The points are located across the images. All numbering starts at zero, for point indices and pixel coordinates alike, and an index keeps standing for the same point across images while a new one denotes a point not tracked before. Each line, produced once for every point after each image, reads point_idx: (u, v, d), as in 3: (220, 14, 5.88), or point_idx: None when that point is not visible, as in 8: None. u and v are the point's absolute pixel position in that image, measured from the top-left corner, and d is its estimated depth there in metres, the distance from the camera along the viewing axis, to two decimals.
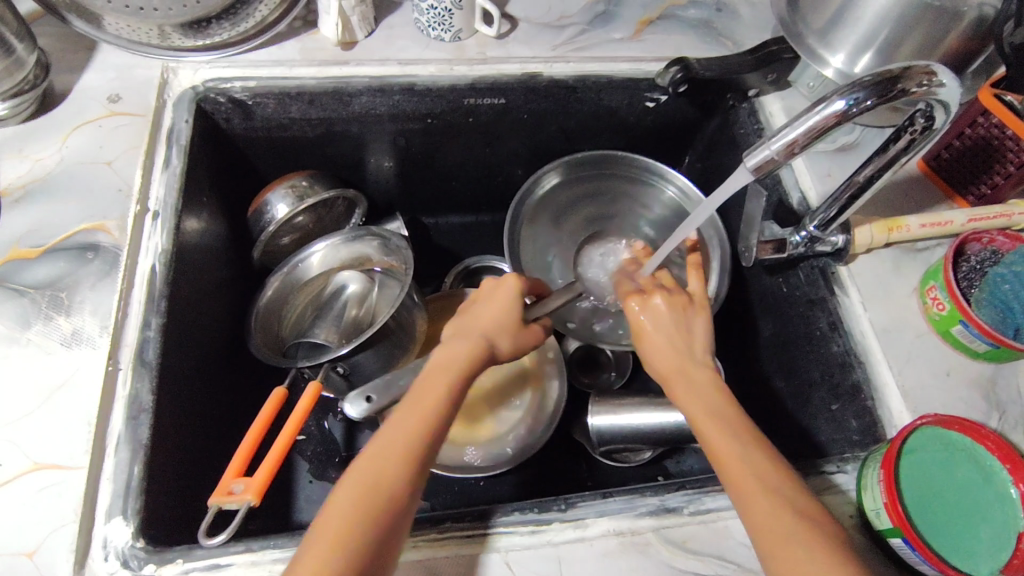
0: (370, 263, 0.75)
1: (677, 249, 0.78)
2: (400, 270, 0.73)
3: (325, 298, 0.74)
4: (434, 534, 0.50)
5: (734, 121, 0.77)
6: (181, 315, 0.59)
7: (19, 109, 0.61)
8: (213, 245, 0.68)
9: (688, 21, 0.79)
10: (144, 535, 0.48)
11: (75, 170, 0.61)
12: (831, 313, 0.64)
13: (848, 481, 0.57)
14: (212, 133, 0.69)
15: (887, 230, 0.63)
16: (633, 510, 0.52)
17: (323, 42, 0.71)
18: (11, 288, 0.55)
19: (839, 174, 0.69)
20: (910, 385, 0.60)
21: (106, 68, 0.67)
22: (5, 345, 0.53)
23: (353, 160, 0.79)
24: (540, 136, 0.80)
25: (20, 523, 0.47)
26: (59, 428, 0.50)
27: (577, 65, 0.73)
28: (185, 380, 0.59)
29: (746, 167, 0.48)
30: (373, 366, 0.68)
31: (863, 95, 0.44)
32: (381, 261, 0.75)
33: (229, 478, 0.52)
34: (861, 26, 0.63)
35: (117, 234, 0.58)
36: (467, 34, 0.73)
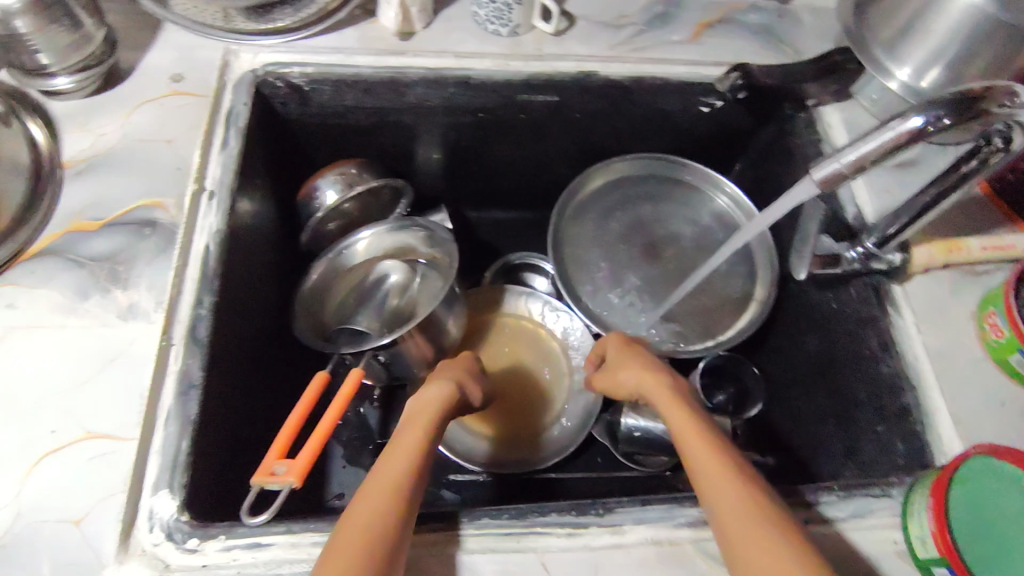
0: (413, 254, 0.76)
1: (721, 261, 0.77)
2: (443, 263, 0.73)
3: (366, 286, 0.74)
4: (473, 530, 0.50)
5: (790, 131, 0.76)
6: (233, 295, 0.60)
7: (84, 84, 0.63)
8: (264, 227, 0.69)
9: (749, 27, 0.78)
10: (188, 511, 0.49)
11: (137, 147, 0.62)
12: (882, 333, 0.63)
13: (891, 506, 0.56)
14: (269, 116, 0.70)
15: (947, 252, 0.60)
16: (672, 520, 0.52)
17: (382, 31, 0.71)
18: (70, 259, 0.56)
19: (898, 191, 0.67)
20: (962, 412, 0.58)
21: (169, 47, 0.68)
22: (63, 315, 0.54)
23: (403, 151, 0.80)
24: (590, 135, 0.80)
25: (71, 489, 0.48)
26: (112, 399, 0.51)
27: (634, 66, 0.73)
28: (234, 361, 0.59)
29: (812, 179, 0.47)
30: (413, 355, 0.68)
31: (943, 113, 0.42)
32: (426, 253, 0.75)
33: (271, 459, 0.52)
34: (931, 41, 0.61)
35: (174, 212, 0.59)
36: (525, 29, 0.73)
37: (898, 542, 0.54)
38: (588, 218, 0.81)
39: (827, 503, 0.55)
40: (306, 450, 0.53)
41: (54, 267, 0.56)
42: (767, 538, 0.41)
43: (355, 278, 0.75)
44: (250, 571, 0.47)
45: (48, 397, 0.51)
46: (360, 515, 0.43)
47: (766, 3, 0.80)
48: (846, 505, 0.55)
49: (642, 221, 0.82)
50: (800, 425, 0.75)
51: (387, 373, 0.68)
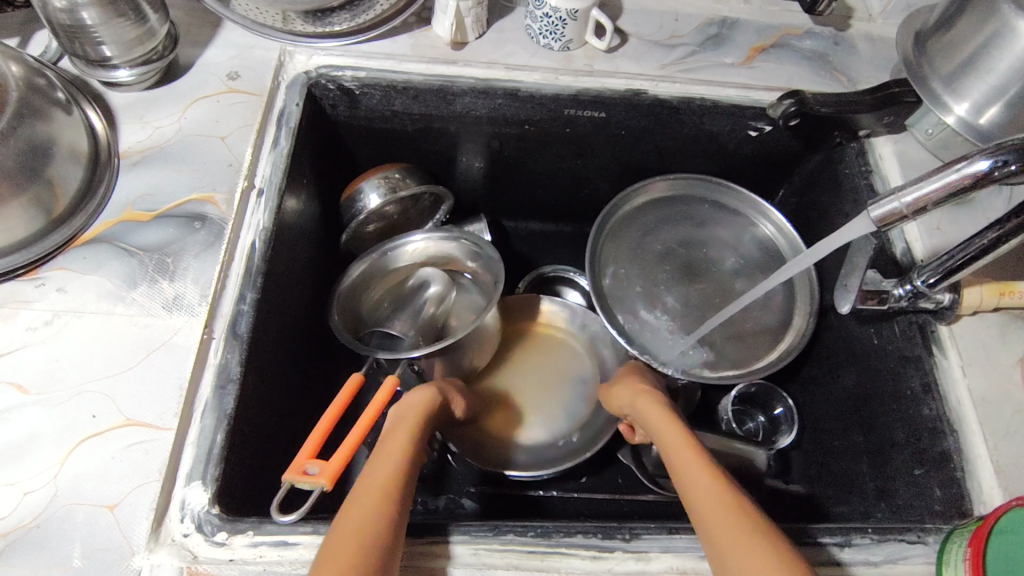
0: (457, 265, 0.76)
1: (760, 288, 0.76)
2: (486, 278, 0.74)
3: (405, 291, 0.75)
4: (497, 545, 0.50)
5: (839, 160, 0.75)
6: (274, 292, 0.61)
7: (144, 77, 0.64)
8: (307, 226, 0.70)
9: (803, 52, 0.77)
10: (219, 504, 0.50)
11: (191, 141, 0.63)
12: (925, 374, 0.61)
13: (926, 553, 0.54)
14: (318, 117, 0.71)
15: (999, 293, 0.59)
16: (699, 551, 0.51)
17: (435, 39, 0.72)
18: (121, 247, 0.58)
19: (949, 229, 0.66)
20: (1005, 461, 0.56)
21: (228, 45, 0.69)
22: (110, 303, 0.55)
23: (446, 158, 0.80)
24: (634, 153, 0.79)
25: (107, 474, 0.49)
26: (153, 387, 0.52)
27: (684, 86, 0.72)
28: (271, 357, 0.60)
29: (870, 217, 0.46)
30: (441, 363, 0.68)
31: (1011, 159, 0.40)
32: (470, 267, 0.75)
33: (303, 458, 0.52)
34: (993, 77, 0.60)
35: (224, 207, 0.60)
36: (577, 44, 0.72)
37: None
38: (626, 236, 0.80)
39: (860, 544, 0.54)
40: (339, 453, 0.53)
41: (104, 255, 0.57)
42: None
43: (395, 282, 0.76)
44: (275, 569, 0.48)
45: (90, 382, 0.52)
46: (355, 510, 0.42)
47: (821, 30, 0.79)
48: (880, 549, 0.54)
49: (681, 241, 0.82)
50: (831, 460, 0.73)
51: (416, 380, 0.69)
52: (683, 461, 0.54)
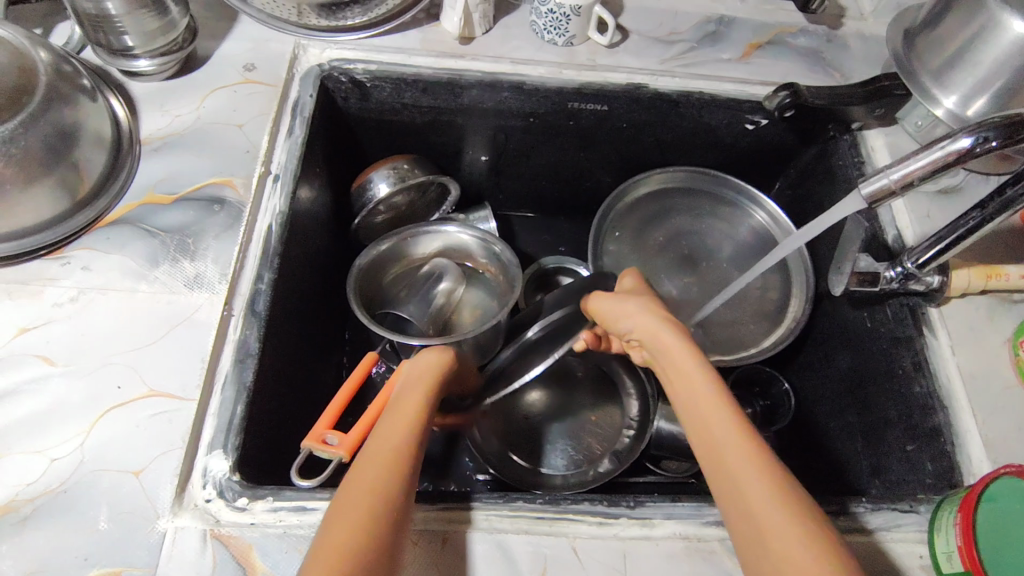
0: (477, 260, 0.80)
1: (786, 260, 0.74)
2: (503, 282, 0.77)
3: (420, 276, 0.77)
4: (507, 511, 0.52)
5: (833, 152, 0.77)
6: (289, 274, 0.63)
7: (164, 67, 0.67)
8: (320, 213, 0.72)
9: (797, 49, 0.80)
10: (239, 471, 0.52)
11: (209, 129, 0.66)
12: (916, 353, 0.64)
13: (918, 522, 0.56)
14: (330, 109, 0.73)
15: (985, 276, 0.62)
16: (701, 517, 0.53)
17: (443, 35, 0.74)
18: (143, 228, 0.60)
19: (939, 216, 0.68)
20: (993, 435, 0.59)
21: (244, 39, 0.72)
22: (133, 280, 0.57)
23: (452, 151, 0.83)
24: (634, 146, 0.82)
25: (132, 443, 0.51)
26: (176, 360, 0.54)
27: (683, 81, 0.75)
28: (287, 336, 0.62)
29: (860, 194, 0.49)
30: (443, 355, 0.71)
31: (991, 135, 0.44)
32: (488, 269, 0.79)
33: (322, 428, 0.54)
34: (979, 70, 0.63)
35: (242, 192, 0.63)
36: (580, 40, 0.75)
37: (924, 557, 0.55)
38: (626, 227, 0.83)
39: (853, 514, 0.56)
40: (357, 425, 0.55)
41: (127, 235, 0.59)
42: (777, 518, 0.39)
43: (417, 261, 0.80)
44: (295, 532, 0.50)
45: (114, 355, 0.54)
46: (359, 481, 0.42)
47: (815, 28, 0.82)
48: (874, 517, 0.56)
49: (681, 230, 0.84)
50: (825, 442, 0.75)
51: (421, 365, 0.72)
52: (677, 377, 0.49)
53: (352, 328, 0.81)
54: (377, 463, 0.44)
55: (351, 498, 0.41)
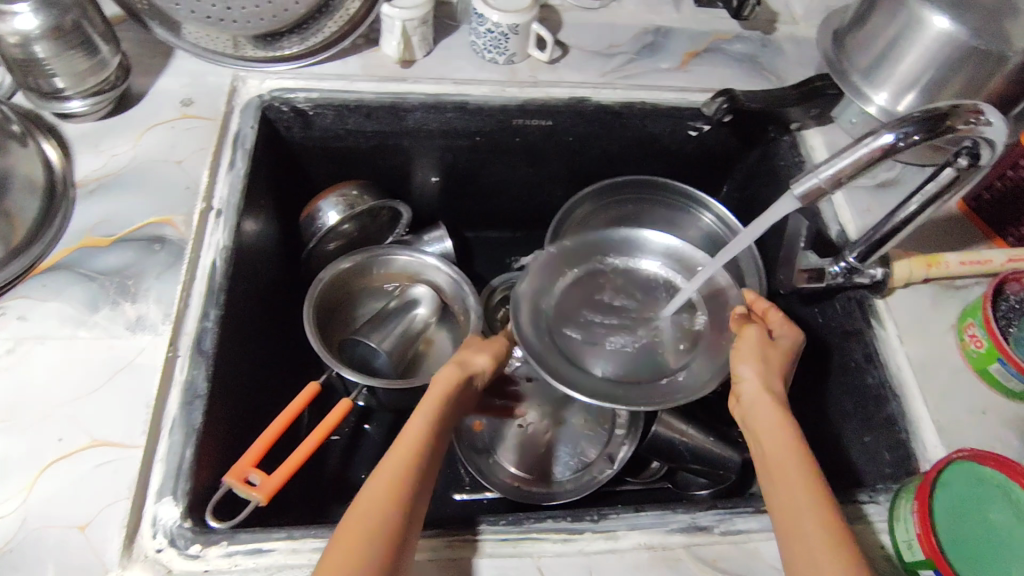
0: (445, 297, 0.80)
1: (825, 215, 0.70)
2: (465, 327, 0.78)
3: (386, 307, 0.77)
4: (469, 535, 0.51)
5: (775, 153, 0.79)
6: (237, 309, 0.62)
7: (97, 108, 0.65)
8: (267, 245, 0.71)
9: (733, 55, 0.81)
10: (191, 517, 0.50)
11: (147, 168, 0.64)
12: (867, 345, 0.66)
13: (879, 512, 0.57)
14: (273, 139, 0.72)
15: (926, 265, 0.64)
16: (664, 526, 0.53)
17: (384, 59, 0.74)
18: (81, 273, 0.58)
19: (879, 210, 0.70)
20: (945, 420, 0.60)
21: (180, 73, 0.71)
22: (72, 327, 0.56)
23: (402, 173, 0.83)
24: (583, 159, 0.83)
25: (75, 496, 0.49)
26: (120, 407, 0.53)
27: (625, 92, 0.76)
28: (235, 373, 0.61)
29: (793, 195, 0.50)
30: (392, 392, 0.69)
31: (912, 130, 0.45)
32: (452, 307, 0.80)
33: (245, 464, 0.55)
34: (907, 66, 0.65)
35: (183, 229, 0.61)
36: (521, 57, 0.76)
37: (886, 547, 0.55)
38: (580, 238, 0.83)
39: None
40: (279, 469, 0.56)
41: (64, 281, 0.57)
42: (827, 550, 0.44)
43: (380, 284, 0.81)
44: None
45: (54, 406, 0.52)
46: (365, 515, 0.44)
47: (750, 33, 0.84)
48: (836, 511, 0.56)
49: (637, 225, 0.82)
50: None
51: (375, 398, 0.71)
52: (762, 420, 0.53)
53: (310, 358, 0.79)
54: (379, 497, 0.45)
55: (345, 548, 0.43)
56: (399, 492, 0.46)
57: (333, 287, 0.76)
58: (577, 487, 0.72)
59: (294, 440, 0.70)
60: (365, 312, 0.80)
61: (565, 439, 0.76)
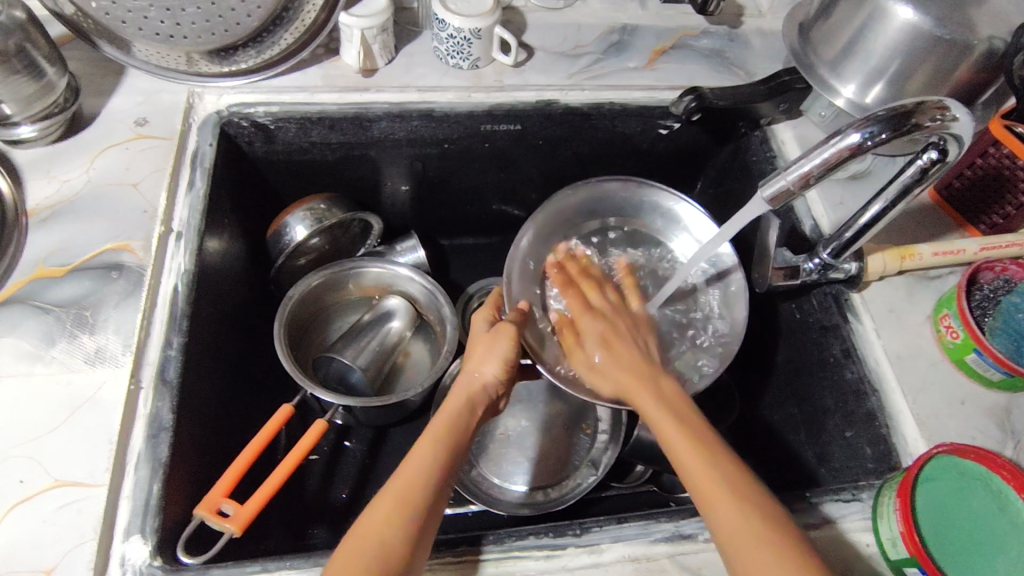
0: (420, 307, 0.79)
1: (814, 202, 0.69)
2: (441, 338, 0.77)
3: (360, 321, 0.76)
4: (450, 558, 0.50)
5: (746, 149, 0.79)
6: (202, 335, 0.60)
7: (47, 132, 0.63)
8: (233, 265, 0.69)
9: (700, 51, 0.81)
10: (162, 555, 0.49)
11: (102, 192, 0.62)
12: (844, 340, 0.65)
13: (863, 509, 0.57)
14: (234, 156, 0.70)
15: (899, 258, 0.64)
16: (648, 536, 0.52)
17: (345, 68, 0.73)
18: (35, 305, 0.56)
19: (851, 202, 0.70)
20: (925, 413, 0.60)
21: (134, 92, 0.69)
22: (28, 363, 0.53)
23: (370, 184, 0.81)
24: (554, 162, 0.82)
25: (37, 541, 0.47)
26: (82, 445, 0.51)
27: (592, 93, 0.75)
28: (203, 400, 0.59)
29: (762, 198, 0.49)
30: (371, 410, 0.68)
31: (878, 129, 0.44)
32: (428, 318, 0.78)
33: (217, 496, 0.53)
34: (873, 58, 0.64)
35: (142, 254, 0.60)
36: (485, 62, 0.74)
37: (871, 545, 0.55)
38: None
39: (800, 510, 0.56)
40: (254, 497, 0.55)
41: (17, 315, 0.55)
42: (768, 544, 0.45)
43: (353, 297, 0.79)
44: None
45: (11, 448, 0.50)
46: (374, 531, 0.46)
47: (716, 28, 0.83)
48: (820, 510, 0.56)
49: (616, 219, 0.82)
50: (772, 435, 0.76)
51: (352, 416, 0.70)
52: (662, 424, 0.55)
53: (285, 378, 0.78)
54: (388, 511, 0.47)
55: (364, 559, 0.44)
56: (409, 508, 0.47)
57: (304, 304, 0.74)
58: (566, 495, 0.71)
59: (270, 463, 0.68)
60: (339, 327, 0.79)
61: (549, 447, 0.75)
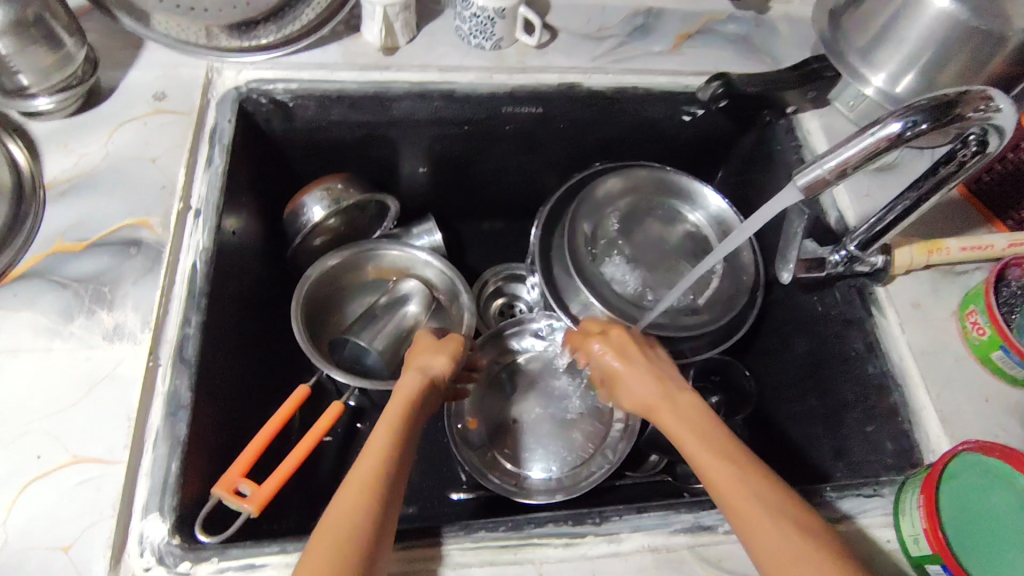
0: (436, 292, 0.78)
1: (831, 198, 0.69)
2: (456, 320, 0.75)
3: (378, 306, 0.75)
4: (469, 544, 0.50)
5: (770, 138, 0.78)
6: (219, 313, 0.60)
7: (65, 104, 0.62)
8: (249, 245, 0.69)
9: (727, 36, 0.79)
10: (180, 534, 0.48)
11: (120, 167, 0.62)
12: (868, 334, 0.64)
13: (883, 505, 0.56)
14: (253, 132, 0.69)
15: (926, 252, 0.62)
16: (668, 526, 0.52)
17: (366, 46, 0.71)
18: (53, 280, 0.56)
19: (877, 195, 0.69)
20: (948, 411, 0.59)
21: (152, 66, 0.68)
22: (47, 338, 0.53)
23: (388, 165, 0.80)
24: (575, 146, 0.81)
25: (57, 516, 0.47)
26: (100, 421, 0.50)
27: (616, 77, 0.74)
28: (221, 378, 0.59)
29: (796, 186, 0.48)
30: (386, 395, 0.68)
31: (920, 118, 0.43)
32: (443, 301, 0.77)
33: (235, 475, 0.53)
34: (905, 46, 0.63)
35: (160, 231, 0.59)
36: (508, 42, 0.73)
37: (892, 541, 0.55)
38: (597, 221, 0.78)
39: (819, 504, 0.56)
40: (271, 477, 0.54)
41: (35, 289, 0.55)
42: (779, 538, 0.43)
43: (370, 280, 0.78)
44: None
45: (30, 422, 0.50)
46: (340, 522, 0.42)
47: (743, 13, 0.81)
48: (840, 505, 0.56)
49: (634, 216, 0.80)
50: (788, 429, 0.75)
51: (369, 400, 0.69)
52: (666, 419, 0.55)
53: (299, 358, 0.77)
54: (349, 498, 0.44)
55: (322, 547, 0.41)
56: (372, 494, 0.44)
57: (321, 284, 0.73)
58: (584, 480, 0.70)
59: (286, 443, 0.68)
60: (354, 310, 0.78)
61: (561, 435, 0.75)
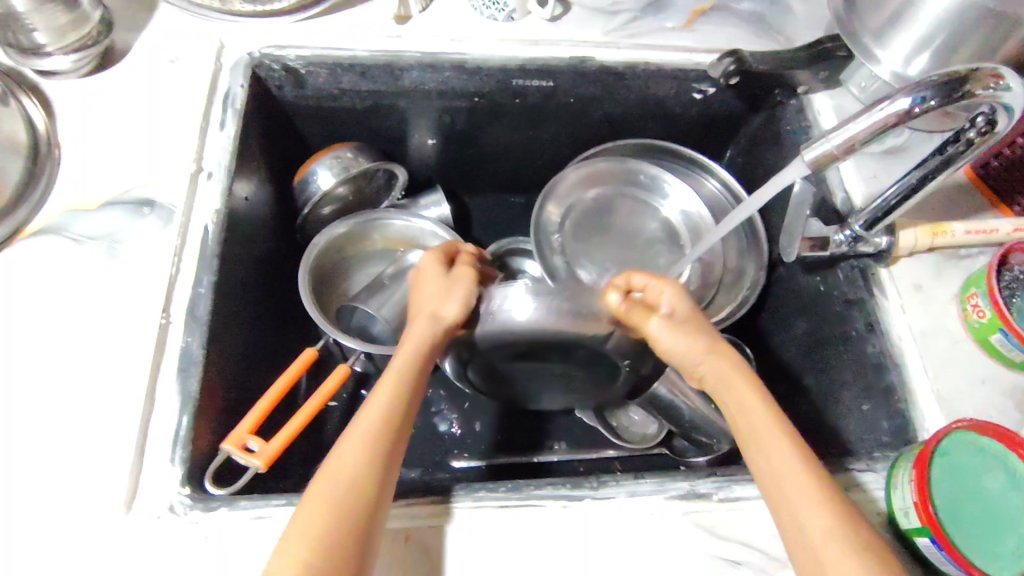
0: None
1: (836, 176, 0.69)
2: None
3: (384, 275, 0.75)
4: (469, 502, 0.51)
5: (780, 118, 0.77)
6: (230, 274, 0.61)
7: (81, 65, 0.63)
8: (260, 211, 0.70)
9: (740, 14, 0.79)
10: (190, 484, 0.49)
11: (134, 128, 0.62)
12: (868, 314, 0.64)
13: (876, 480, 0.57)
14: (265, 98, 0.70)
15: (931, 234, 0.63)
16: (664, 493, 0.53)
17: (379, 14, 0.71)
18: (68, 237, 0.57)
19: (885, 176, 0.69)
20: (945, 391, 0.60)
21: (166, 29, 0.68)
22: (63, 292, 0.55)
23: (397, 135, 0.80)
24: (584, 122, 0.81)
25: (72, 462, 0.49)
26: (113, 373, 0.52)
27: (628, 52, 0.73)
28: (230, 338, 0.60)
29: (803, 160, 0.49)
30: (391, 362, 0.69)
31: (929, 94, 0.44)
32: None
33: (244, 432, 0.54)
34: (917, 28, 0.62)
35: (172, 192, 0.60)
36: (521, 14, 0.73)
37: (882, 515, 0.55)
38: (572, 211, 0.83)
39: None
40: (278, 435, 0.56)
41: (51, 245, 0.56)
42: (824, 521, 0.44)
43: (376, 249, 0.79)
44: None
45: (46, 372, 0.51)
46: (342, 470, 0.45)
47: None
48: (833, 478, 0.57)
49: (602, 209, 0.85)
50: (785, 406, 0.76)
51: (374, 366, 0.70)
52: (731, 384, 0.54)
53: (306, 323, 0.79)
54: (356, 448, 0.46)
55: (322, 491, 0.43)
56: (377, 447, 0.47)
57: (327, 255, 0.75)
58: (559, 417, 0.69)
59: (293, 405, 0.70)
60: (358, 280, 0.79)
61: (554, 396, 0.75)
